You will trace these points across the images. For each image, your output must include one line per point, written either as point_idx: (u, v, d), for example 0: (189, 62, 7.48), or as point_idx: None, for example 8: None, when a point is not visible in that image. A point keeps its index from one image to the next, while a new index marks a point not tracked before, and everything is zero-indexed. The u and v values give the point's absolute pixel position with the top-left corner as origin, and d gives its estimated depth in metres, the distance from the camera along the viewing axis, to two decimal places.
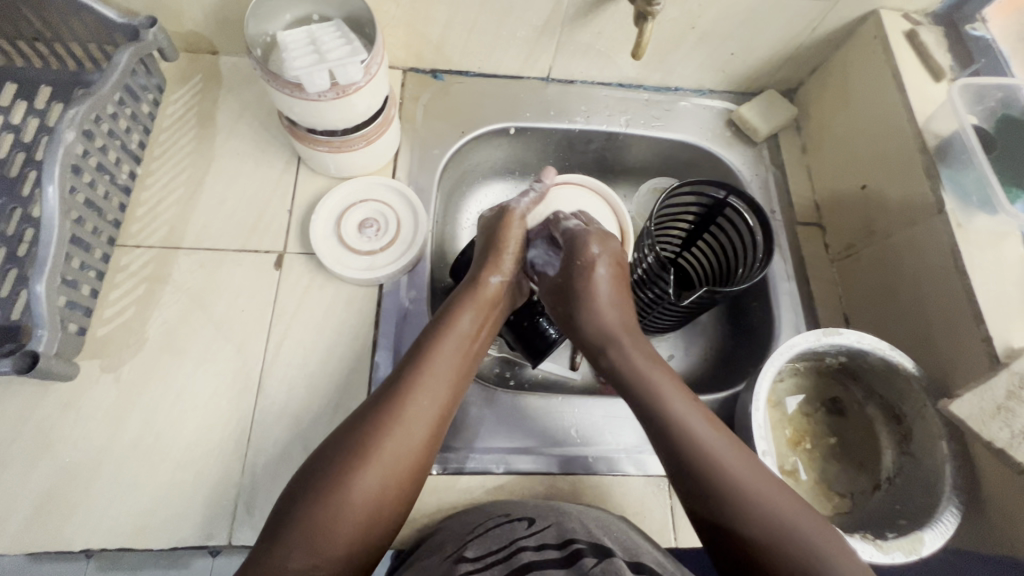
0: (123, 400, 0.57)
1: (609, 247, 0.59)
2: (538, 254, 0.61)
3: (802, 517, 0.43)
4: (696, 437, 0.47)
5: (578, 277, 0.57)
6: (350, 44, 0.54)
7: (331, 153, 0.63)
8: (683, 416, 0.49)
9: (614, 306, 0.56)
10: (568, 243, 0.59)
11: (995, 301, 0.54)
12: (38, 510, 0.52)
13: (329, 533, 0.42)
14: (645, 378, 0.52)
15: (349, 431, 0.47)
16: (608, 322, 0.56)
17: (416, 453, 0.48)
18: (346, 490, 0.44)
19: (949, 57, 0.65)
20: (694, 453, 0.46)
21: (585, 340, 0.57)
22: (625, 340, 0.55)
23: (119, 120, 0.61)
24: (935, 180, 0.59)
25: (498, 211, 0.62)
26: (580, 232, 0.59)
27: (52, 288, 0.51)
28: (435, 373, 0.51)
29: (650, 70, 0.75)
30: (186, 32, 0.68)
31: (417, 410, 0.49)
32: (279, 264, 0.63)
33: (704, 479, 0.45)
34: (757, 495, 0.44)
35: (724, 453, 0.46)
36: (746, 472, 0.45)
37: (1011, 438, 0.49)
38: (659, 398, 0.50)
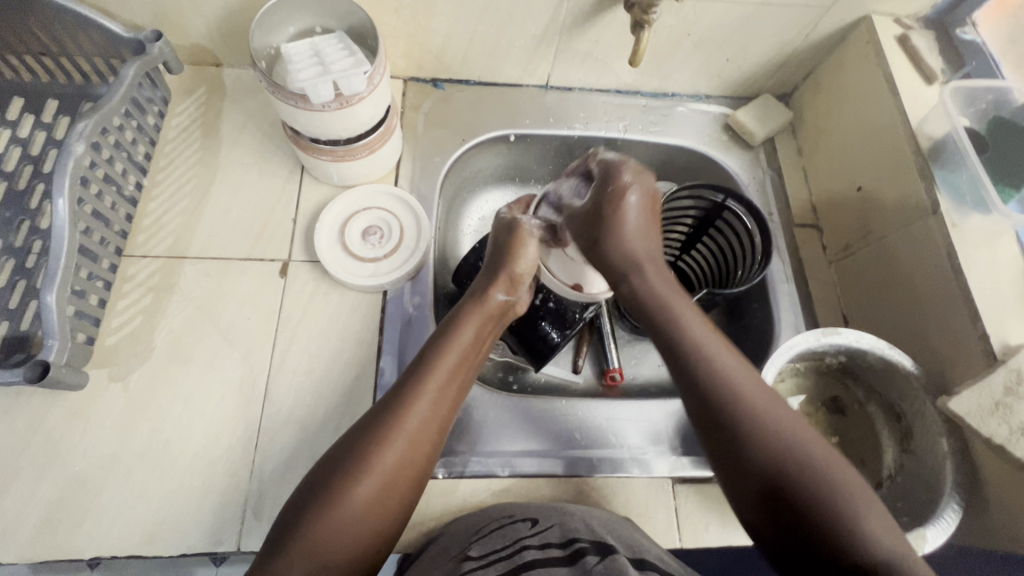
0: (132, 409, 0.57)
1: (643, 179, 0.56)
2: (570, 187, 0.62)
3: (821, 451, 0.44)
4: (720, 369, 0.47)
5: (607, 206, 0.55)
6: (354, 56, 0.56)
7: (334, 162, 0.64)
8: (702, 342, 0.49)
9: (641, 238, 0.55)
10: (603, 173, 0.57)
11: (991, 299, 0.55)
12: (48, 519, 0.53)
13: (332, 543, 0.43)
14: (668, 312, 0.51)
15: (353, 442, 0.47)
16: (635, 250, 0.54)
17: (417, 462, 0.48)
18: (354, 499, 0.45)
19: (940, 61, 0.66)
20: (714, 377, 0.47)
21: (608, 269, 0.55)
22: (649, 270, 0.54)
23: (126, 133, 0.62)
24: (929, 181, 0.60)
25: (510, 224, 0.62)
26: (617, 162, 0.57)
27: (62, 299, 0.52)
28: (436, 386, 0.51)
29: (647, 77, 0.76)
30: (190, 45, 0.69)
31: (419, 420, 0.49)
32: (284, 273, 0.64)
33: (722, 404, 0.46)
34: (773, 421, 0.45)
35: (750, 386, 0.47)
36: (773, 407, 0.46)
37: (1010, 434, 0.50)
38: (683, 330, 0.50)
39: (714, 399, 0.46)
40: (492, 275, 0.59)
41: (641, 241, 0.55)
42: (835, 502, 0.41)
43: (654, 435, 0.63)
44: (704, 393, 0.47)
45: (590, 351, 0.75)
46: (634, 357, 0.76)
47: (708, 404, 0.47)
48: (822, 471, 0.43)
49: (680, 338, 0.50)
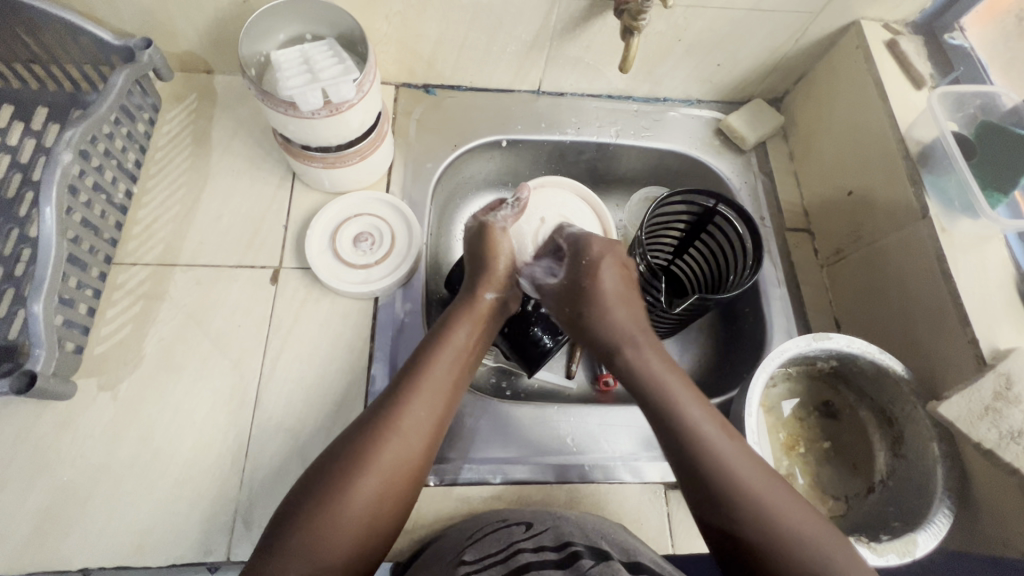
0: (121, 418, 0.57)
1: (615, 253, 0.57)
2: (544, 265, 0.61)
3: (821, 534, 0.43)
4: (717, 453, 0.46)
5: (589, 281, 0.55)
6: (343, 63, 0.55)
7: (325, 169, 0.64)
8: (698, 424, 0.47)
9: (625, 311, 0.54)
10: (577, 251, 0.58)
11: (980, 303, 0.55)
12: (37, 529, 0.53)
13: (328, 542, 0.43)
14: (664, 390, 0.49)
15: (349, 440, 0.47)
16: (623, 323, 0.53)
17: (414, 460, 0.48)
18: (349, 498, 0.44)
19: (929, 65, 0.67)
20: (717, 469, 0.45)
21: (595, 344, 0.54)
22: (640, 343, 0.52)
23: (115, 140, 0.62)
24: (918, 186, 0.60)
25: (479, 227, 0.61)
26: (585, 238, 0.58)
27: (50, 308, 0.52)
28: (433, 384, 0.51)
29: (638, 82, 0.76)
30: (180, 52, 0.69)
31: (416, 417, 0.49)
32: (275, 279, 0.64)
33: (728, 500, 0.44)
34: (777, 512, 0.43)
35: (750, 473, 0.45)
36: (774, 491, 0.45)
37: (999, 439, 0.50)
38: (678, 409, 0.48)
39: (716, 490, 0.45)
40: (483, 273, 0.58)
41: (624, 315, 0.54)
42: None
43: (646, 440, 0.63)
44: (705, 478, 0.45)
45: (584, 356, 0.75)
46: None
47: (709, 496, 0.45)
48: (827, 557, 0.42)
49: (675, 420, 0.48)
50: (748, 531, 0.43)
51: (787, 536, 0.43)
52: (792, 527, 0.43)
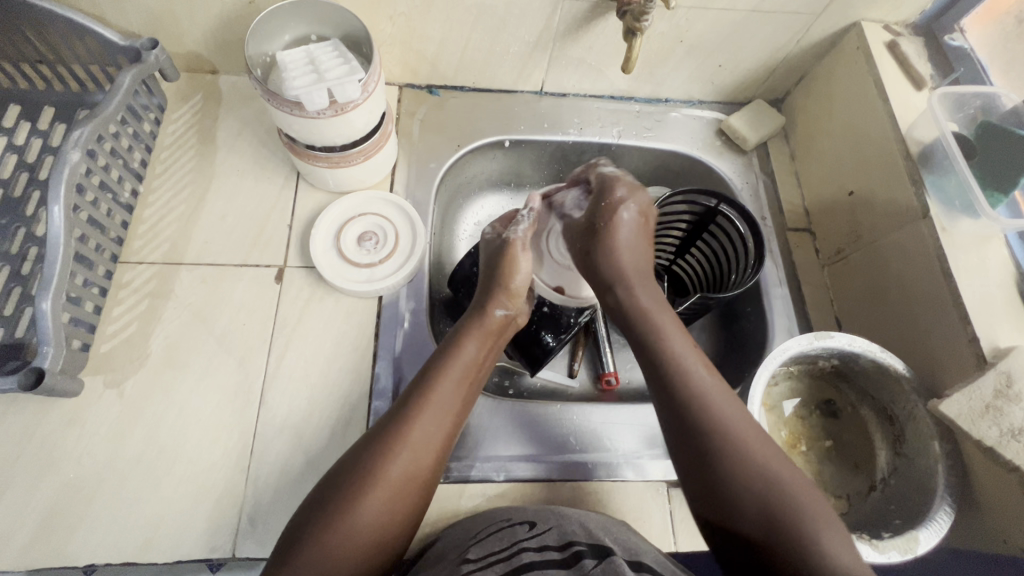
0: (127, 415, 0.57)
1: (638, 198, 0.57)
2: (572, 197, 0.62)
3: (791, 475, 0.44)
4: (697, 384, 0.48)
5: (601, 219, 0.56)
6: (348, 63, 0.56)
7: (330, 168, 0.64)
8: (683, 359, 0.49)
9: (629, 250, 0.55)
10: (599, 190, 0.58)
11: (980, 302, 0.55)
12: (43, 526, 0.53)
13: (337, 554, 0.43)
14: (653, 327, 0.52)
15: (359, 455, 0.47)
16: (623, 265, 0.55)
17: (422, 475, 0.48)
18: (358, 513, 0.45)
19: (929, 66, 0.67)
20: (694, 400, 0.47)
21: (597, 277, 0.56)
22: (633, 281, 0.55)
23: (121, 140, 0.62)
24: (918, 186, 0.61)
25: (500, 241, 0.61)
26: (613, 177, 0.58)
27: (57, 306, 0.52)
28: (442, 400, 0.51)
29: (640, 83, 0.77)
30: (186, 52, 0.69)
31: (424, 433, 0.49)
32: (280, 278, 0.64)
33: (699, 424, 0.46)
34: (746, 442, 0.45)
35: (723, 406, 0.47)
36: (741, 425, 0.46)
37: (1000, 437, 0.50)
38: (664, 344, 0.51)
39: (689, 414, 0.47)
40: (490, 290, 0.59)
41: (629, 258, 0.56)
42: (802, 525, 0.42)
43: (648, 439, 0.63)
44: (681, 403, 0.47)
45: (586, 355, 0.75)
46: (629, 361, 0.76)
47: (682, 420, 0.47)
48: (786, 489, 0.43)
49: (660, 350, 0.50)
50: (715, 458, 0.45)
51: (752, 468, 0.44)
52: (751, 463, 0.44)
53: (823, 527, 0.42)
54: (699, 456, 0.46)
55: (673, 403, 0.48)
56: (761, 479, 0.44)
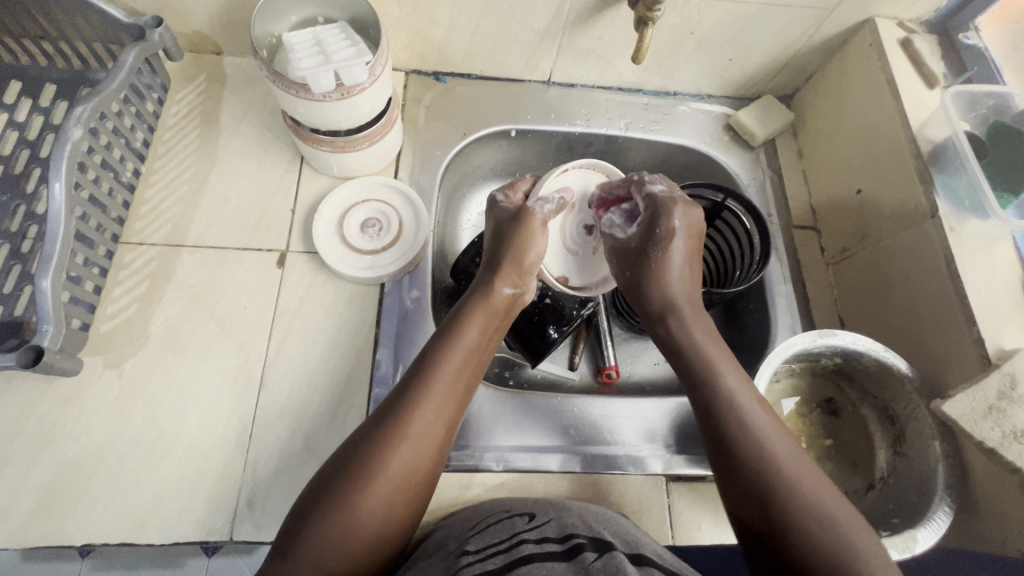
0: (126, 396, 0.57)
1: (691, 217, 0.57)
2: (613, 217, 0.61)
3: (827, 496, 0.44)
4: (734, 403, 0.49)
5: (654, 248, 0.56)
6: (355, 46, 0.55)
7: (334, 153, 0.63)
8: (727, 384, 0.50)
9: (681, 281, 0.56)
10: (653, 213, 0.57)
11: (986, 304, 0.55)
12: (40, 505, 0.53)
13: (341, 546, 0.43)
14: (700, 356, 0.52)
15: (360, 446, 0.47)
16: (676, 293, 0.56)
17: (425, 466, 0.48)
18: (358, 508, 0.44)
19: (942, 65, 0.66)
20: (736, 419, 0.48)
21: (647, 306, 0.57)
22: (687, 313, 0.55)
23: (124, 119, 0.61)
24: (928, 185, 0.60)
25: (517, 213, 0.60)
26: (666, 198, 0.57)
27: (57, 284, 0.52)
28: (443, 388, 0.51)
29: (649, 75, 0.76)
30: (190, 32, 0.68)
31: (427, 423, 0.49)
32: (282, 263, 0.64)
33: (740, 444, 0.47)
34: (781, 460, 0.46)
35: (772, 436, 0.47)
36: (787, 453, 0.46)
37: (1002, 438, 0.50)
38: (712, 378, 0.50)
39: (732, 440, 0.47)
40: (500, 272, 0.58)
41: (679, 285, 0.56)
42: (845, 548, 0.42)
43: (649, 432, 0.63)
44: (729, 443, 0.47)
45: (587, 348, 0.75)
46: (631, 355, 0.76)
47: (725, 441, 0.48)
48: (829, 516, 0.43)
49: (705, 371, 0.51)
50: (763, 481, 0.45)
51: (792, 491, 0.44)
52: (797, 486, 0.44)
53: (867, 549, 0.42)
54: (750, 499, 0.45)
55: (721, 438, 0.48)
56: (811, 508, 0.43)
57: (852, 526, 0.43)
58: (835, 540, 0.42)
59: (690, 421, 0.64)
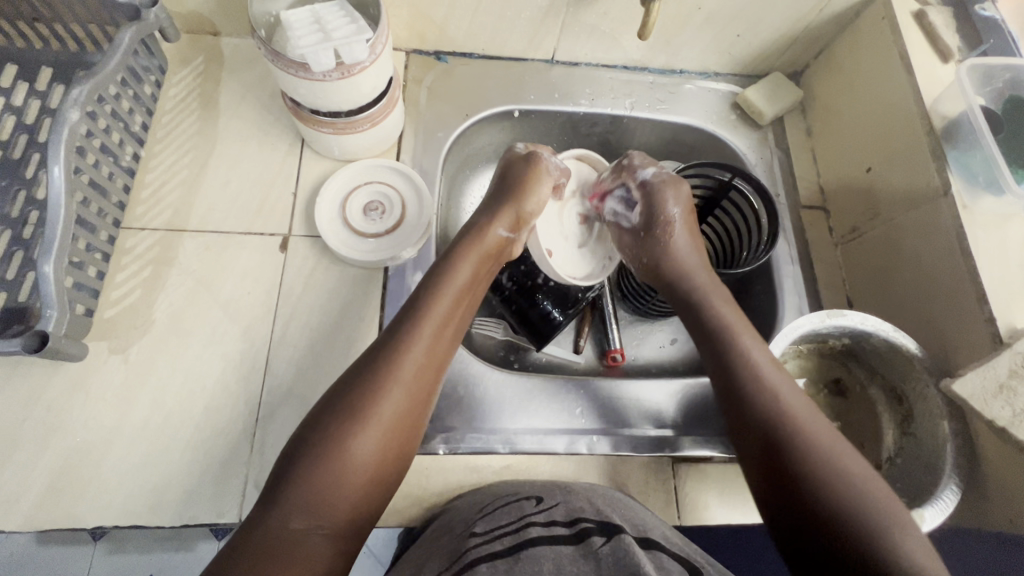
0: (132, 382, 0.57)
1: (684, 198, 0.60)
2: (615, 203, 0.63)
3: (838, 445, 0.45)
4: (749, 361, 0.51)
5: (659, 230, 0.60)
6: (355, 23, 0.53)
7: (335, 135, 0.62)
8: (741, 345, 0.52)
9: (696, 257, 0.59)
10: (648, 199, 0.60)
11: (999, 282, 0.54)
12: (50, 489, 0.53)
13: (328, 490, 0.43)
14: (727, 328, 0.53)
15: (348, 390, 0.46)
16: (692, 266, 0.59)
17: (415, 407, 0.48)
18: (346, 455, 0.44)
19: (958, 38, 0.64)
20: (748, 376, 0.50)
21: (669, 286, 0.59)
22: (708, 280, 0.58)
23: (122, 102, 0.61)
24: (941, 162, 0.59)
25: (529, 156, 0.61)
26: (659, 181, 0.60)
27: (60, 269, 0.51)
28: (430, 330, 0.50)
29: (655, 53, 0.74)
30: (187, 12, 0.67)
31: (414, 363, 0.49)
32: (285, 247, 0.63)
33: (755, 400, 0.49)
34: (792, 411, 0.47)
35: (801, 411, 0.47)
36: (815, 425, 0.47)
37: (1013, 417, 0.50)
38: (738, 347, 0.52)
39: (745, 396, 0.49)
40: (490, 214, 0.59)
41: (691, 259, 0.59)
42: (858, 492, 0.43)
43: (655, 414, 0.63)
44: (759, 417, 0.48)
45: (592, 332, 0.75)
46: (636, 338, 0.76)
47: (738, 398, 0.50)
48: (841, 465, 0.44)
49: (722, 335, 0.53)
50: (777, 434, 0.46)
51: (804, 443, 0.45)
52: (827, 459, 0.44)
53: (897, 518, 0.42)
54: (779, 472, 0.45)
55: (750, 415, 0.48)
56: (830, 466, 0.44)
57: (880, 496, 0.43)
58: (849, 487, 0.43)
59: (696, 402, 0.64)
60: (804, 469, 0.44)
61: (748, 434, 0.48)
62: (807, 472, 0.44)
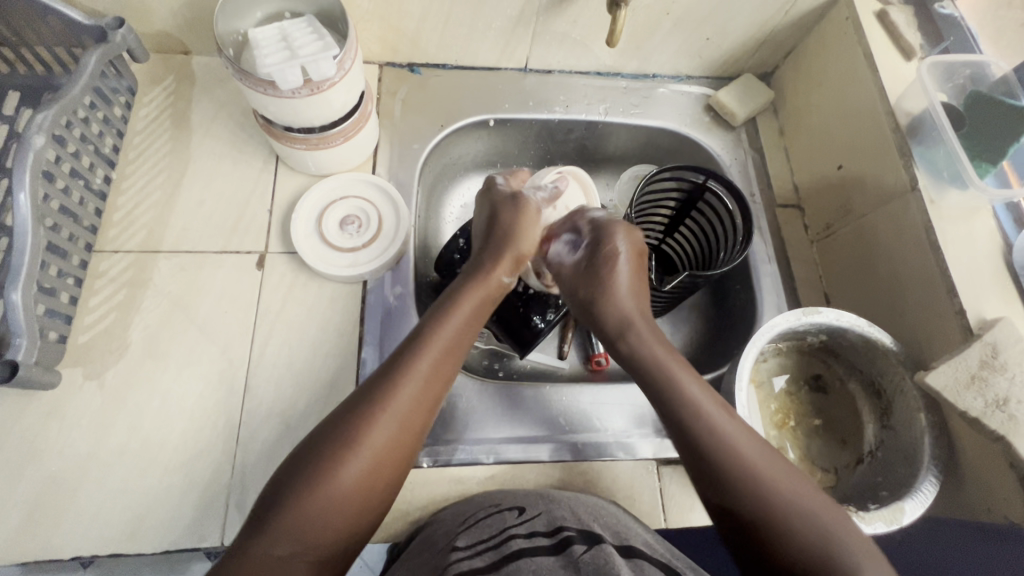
0: (109, 406, 0.56)
1: (633, 236, 0.57)
2: (561, 245, 0.60)
3: (801, 490, 0.44)
4: (692, 403, 0.48)
5: (603, 270, 0.56)
6: (322, 39, 0.54)
7: (309, 151, 0.62)
8: (691, 387, 0.49)
9: (632, 293, 0.55)
10: (594, 233, 0.57)
11: (967, 273, 0.55)
12: (27, 520, 0.52)
13: (314, 518, 0.42)
14: (672, 381, 0.50)
15: (344, 418, 0.46)
16: (626, 297, 0.55)
17: (405, 443, 0.47)
18: (333, 486, 0.43)
19: (919, 36, 0.65)
20: (693, 414, 0.48)
21: (603, 325, 0.55)
22: (642, 322, 0.55)
23: (91, 125, 0.60)
24: (907, 159, 0.60)
25: (515, 197, 0.61)
26: (606, 221, 0.58)
27: (29, 297, 0.50)
28: (427, 366, 0.49)
29: (627, 58, 0.75)
30: (156, 32, 0.67)
31: (406, 404, 0.47)
32: (261, 264, 0.63)
33: (700, 444, 0.47)
34: (739, 450, 0.46)
35: (760, 459, 0.46)
36: (762, 456, 0.46)
37: (985, 407, 0.50)
38: (681, 389, 0.49)
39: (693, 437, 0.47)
40: (492, 249, 0.58)
41: (628, 291, 0.56)
42: (829, 539, 0.42)
43: (638, 418, 0.63)
44: (709, 463, 0.46)
45: (576, 337, 0.75)
46: None
47: (687, 440, 0.47)
48: (806, 510, 0.43)
49: (662, 374, 0.51)
50: (733, 479, 0.45)
51: (763, 487, 0.44)
52: (785, 497, 0.44)
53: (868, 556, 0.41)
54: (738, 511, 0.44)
55: (694, 453, 0.47)
56: (794, 513, 0.43)
57: (825, 514, 0.43)
58: (814, 531, 0.42)
59: None
60: (768, 517, 0.43)
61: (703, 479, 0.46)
62: (767, 518, 0.43)
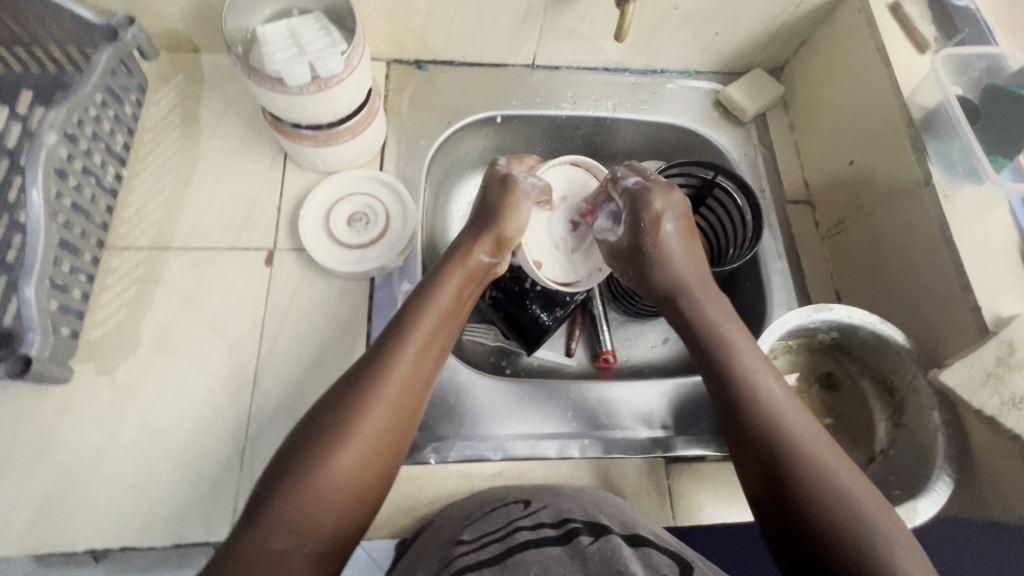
0: (120, 401, 0.57)
1: (672, 199, 0.58)
2: (602, 219, 0.62)
3: (841, 471, 0.45)
4: (742, 370, 0.51)
5: (645, 238, 0.57)
6: (330, 35, 0.54)
7: (317, 147, 0.62)
8: (742, 355, 0.51)
9: (690, 263, 0.57)
10: (631, 205, 0.57)
11: (982, 270, 0.54)
12: (41, 514, 0.53)
13: (309, 509, 0.42)
14: (723, 347, 0.52)
15: (332, 407, 0.46)
16: (681, 269, 0.57)
17: (395, 431, 0.47)
18: (323, 476, 0.43)
19: (933, 28, 0.64)
20: (739, 380, 0.50)
21: (655, 291, 0.58)
22: (698, 291, 0.56)
23: (103, 123, 0.61)
24: (920, 153, 0.59)
25: (504, 179, 0.59)
26: (642, 187, 0.57)
27: (41, 292, 0.51)
28: (413, 350, 0.50)
29: (635, 54, 0.75)
30: (165, 31, 0.67)
31: (394, 389, 0.48)
32: (270, 261, 0.63)
33: (744, 407, 0.49)
34: (782, 420, 0.48)
35: (803, 432, 0.47)
36: (815, 442, 0.47)
37: (999, 406, 0.50)
38: (732, 357, 0.51)
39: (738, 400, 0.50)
40: (474, 235, 0.58)
41: (685, 265, 0.57)
42: (863, 520, 0.42)
43: (646, 415, 0.63)
44: (758, 437, 0.48)
45: (584, 334, 0.74)
46: (628, 338, 0.76)
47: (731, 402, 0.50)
48: (843, 489, 0.44)
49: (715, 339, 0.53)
50: (773, 446, 0.47)
51: (801, 460, 0.45)
52: (823, 474, 0.45)
53: (901, 542, 0.42)
54: (775, 488, 0.46)
55: (737, 414, 0.49)
56: (830, 489, 0.44)
57: (864, 495, 0.44)
58: (851, 509, 0.43)
59: (686, 401, 0.64)
60: (803, 489, 0.44)
61: (742, 442, 0.49)
62: (801, 490, 0.44)
